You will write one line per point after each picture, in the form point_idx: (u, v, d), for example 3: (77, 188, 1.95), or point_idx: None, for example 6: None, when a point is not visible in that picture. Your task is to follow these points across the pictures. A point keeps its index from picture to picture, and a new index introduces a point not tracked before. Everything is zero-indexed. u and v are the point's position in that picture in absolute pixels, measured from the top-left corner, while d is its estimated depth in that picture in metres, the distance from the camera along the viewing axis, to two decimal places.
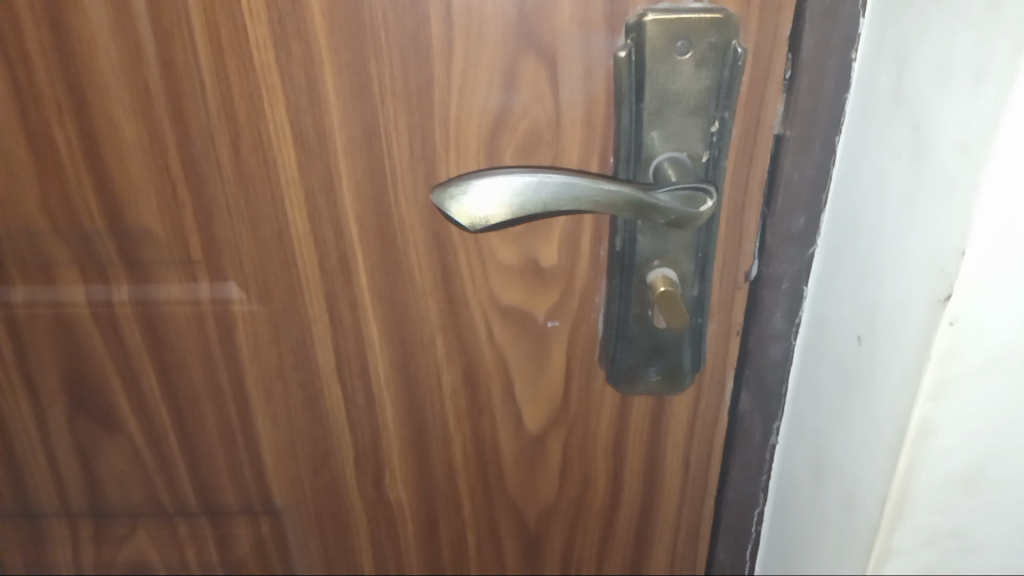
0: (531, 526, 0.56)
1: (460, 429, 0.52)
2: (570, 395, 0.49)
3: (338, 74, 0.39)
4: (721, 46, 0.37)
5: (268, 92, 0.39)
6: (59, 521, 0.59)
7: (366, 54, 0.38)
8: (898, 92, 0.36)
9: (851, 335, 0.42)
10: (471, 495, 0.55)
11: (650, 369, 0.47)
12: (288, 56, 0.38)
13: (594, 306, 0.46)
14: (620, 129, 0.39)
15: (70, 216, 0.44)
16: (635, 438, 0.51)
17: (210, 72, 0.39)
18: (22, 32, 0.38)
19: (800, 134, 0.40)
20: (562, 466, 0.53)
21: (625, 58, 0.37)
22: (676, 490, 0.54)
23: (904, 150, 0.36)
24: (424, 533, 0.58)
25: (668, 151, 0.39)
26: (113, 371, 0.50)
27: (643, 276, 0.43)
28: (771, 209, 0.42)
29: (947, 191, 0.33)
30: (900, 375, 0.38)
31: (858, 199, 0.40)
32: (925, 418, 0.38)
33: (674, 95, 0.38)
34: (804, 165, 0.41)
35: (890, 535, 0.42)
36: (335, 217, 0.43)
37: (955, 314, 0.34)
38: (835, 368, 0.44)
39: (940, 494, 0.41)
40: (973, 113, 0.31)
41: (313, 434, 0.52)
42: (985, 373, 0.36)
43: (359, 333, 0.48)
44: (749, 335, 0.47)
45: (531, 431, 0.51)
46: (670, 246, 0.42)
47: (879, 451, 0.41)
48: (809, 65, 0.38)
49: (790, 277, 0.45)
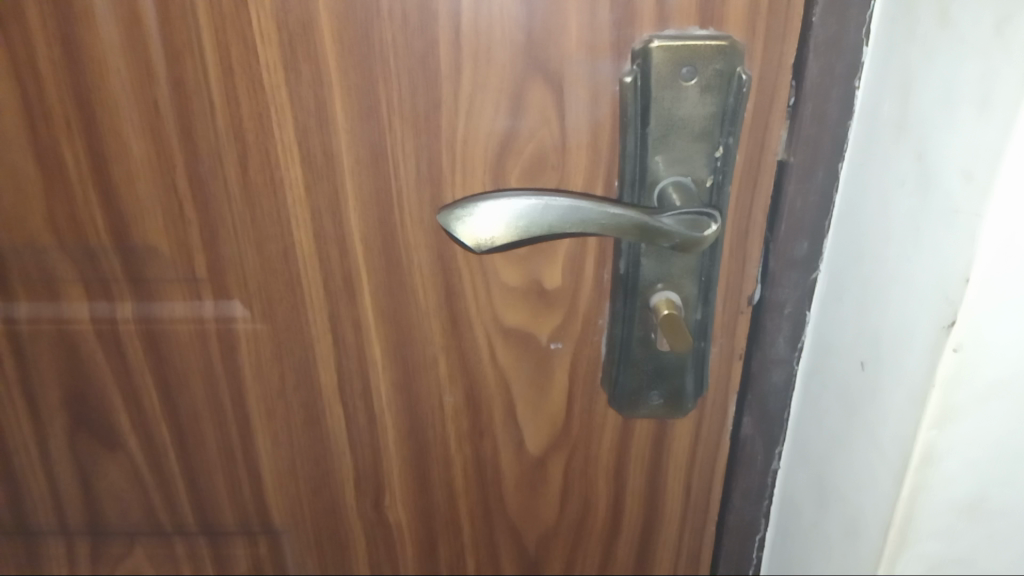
0: (531, 549, 0.56)
1: (461, 450, 0.52)
2: (572, 417, 0.49)
3: (347, 95, 0.39)
4: (726, 72, 0.38)
5: (276, 112, 0.40)
6: (56, 539, 0.59)
7: (375, 76, 0.39)
8: (902, 119, 0.36)
9: (855, 361, 0.42)
10: (471, 517, 0.55)
11: (652, 392, 0.47)
12: (297, 76, 0.39)
13: (597, 328, 0.46)
14: (625, 153, 0.40)
15: (77, 233, 0.44)
16: (636, 462, 0.51)
17: (219, 92, 0.39)
18: (34, 49, 0.39)
19: (803, 160, 0.40)
20: (563, 489, 0.53)
21: (631, 83, 0.38)
22: (676, 515, 0.54)
23: (909, 178, 0.36)
24: (422, 554, 0.57)
25: (672, 175, 0.39)
26: (114, 388, 0.49)
27: (647, 298, 0.43)
28: (774, 233, 0.43)
29: (951, 218, 0.34)
30: (904, 401, 0.38)
31: (862, 225, 0.40)
32: (929, 444, 0.38)
33: (679, 120, 0.38)
34: (808, 191, 0.41)
35: (893, 561, 0.42)
36: (341, 237, 0.43)
37: (959, 341, 0.35)
38: (838, 394, 0.44)
39: (944, 521, 0.41)
40: (978, 140, 0.32)
41: (313, 453, 0.52)
42: (990, 400, 0.37)
43: (363, 353, 0.48)
44: (751, 360, 0.47)
45: (532, 454, 0.51)
46: (673, 269, 0.42)
47: (882, 476, 0.41)
48: (813, 92, 0.39)
49: (793, 302, 0.45)
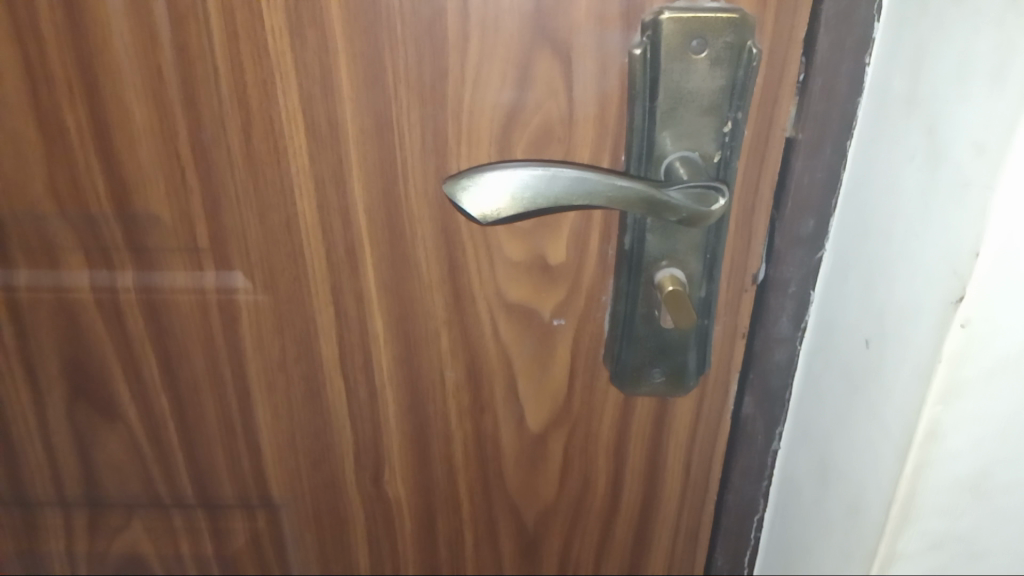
0: (530, 527, 0.56)
1: (461, 426, 0.52)
2: (573, 394, 0.49)
3: (353, 63, 0.39)
4: (736, 46, 0.37)
5: (281, 80, 0.39)
6: (54, 510, 0.58)
7: (381, 44, 0.38)
8: (912, 95, 0.36)
9: (859, 339, 0.42)
10: (470, 494, 0.55)
11: (655, 370, 0.47)
12: (302, 44, 0.38)
13: (600, 304, 0.46)
14: (632, 127, 0.39)
15: (78, 200, 0.44)
16: (637, 441, 0.51)
17: (224, 58, 0.39)
18: (36, 13, 0.38)
19: (811, 137, 0.40)
20: (563, 466, 0.53)
21: (641, 55, 0.37)
22: (676, 493, 0.54)
23: (919, 153, 0.36)
24: (421, 531, 0.57)
25: (679, 150, 0.39)
26: (114, 358, 0.49)
27: (651, 275, 0.43)
28: (780, 211, 0.42)
29: (961, 193, 0.33)
30: (909, 378, 0.38)
31: (869, 202, 0.40)
32: (934, 420, 0.38)
33: (688, 94, 0.38)
34: (815, 168, 0.41)
35: (895, 538, 0.42)
36: (344, 208, 0.43)
37: (967, 316, 0.34)
38: (841, 372, 0.44)
39: (947, 499, 0.41)
40: (990, 113, 0.31)
41: (313, 427, 0.52)
42: (996, 377, 0.36)
43: (364, 327, 0.48)
44: (754, 339, 0.47)
45: (532, 431, 0.51)
46: (678, 246, 0.42)
47: (885, 453, 0.41)
48: (822, 68, 0.38)
49: (797, 281, 0.45)
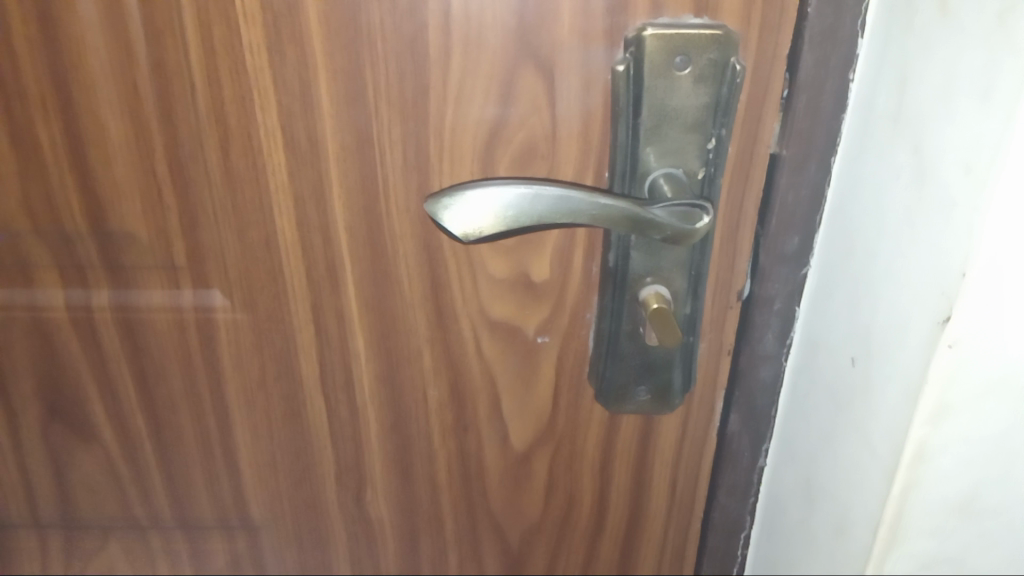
0: (515, 546, 0.55)
1: (445, 445, 0.51)
2: (558, 412, 0.49)
3: (333, 79, 0.38)
4: (720, 63, 0.37)
5: (260, 96, 0.39)
6: (28, 533, 0.57)
7: (362, 60, 0.38)
8: (898, 113, 0.36)
9: (846, 357, 0.42)
10: (454, 513, 0.54)
11: (640, 388, 0.46)
12: (281, 59, 0.38)
13: (584, 322, 0.45)
14: (616, 144, 0.39)
15: (52, 217, 0.43)
16: (622, 458, 0.51)
17: (202, 74, 0.38)
18: (9, 27, 0.37)
19: (796, 154, 0.40)
20: (548, 484, 0.52)
21: (624, 72, 0.37)
22: (662, 511, 0.53)
23: (905, 172, 0.36)
24: (404, 551, 0.57)
25: (663, 167, 0.39)
26: (89, 378, 0.48)
27: (635, 292, 0.42)
28: (765, 228, 0.42)
29: (948, 212, 0.33)
30: (896, 397, 0.37)
31: (855, 220, 0.40)
32: (922, 441, 0.37)
33: (672, 110, 0.37)
34: (800, 185, 0.41)
35: (883, 560, 0.42)
36: (324, 225, 0.42)
37: (954, 337, 0.34)
38: (827, 389, 0.44)
39: (936, 519, 0.40)
40: (977, 133, 0.31)
41: (294, 446, 0.51)
42: (985, 398, 0.36)
43: (345, 345, 0.47)
44: (739, 355, 0.46)
45: (517, 449, 0.50)
46: (663, 263, 0.42)
47: (872, 473, 0.40)
48: (807, 84, 0.38)
49: (783, 298, 0.44)
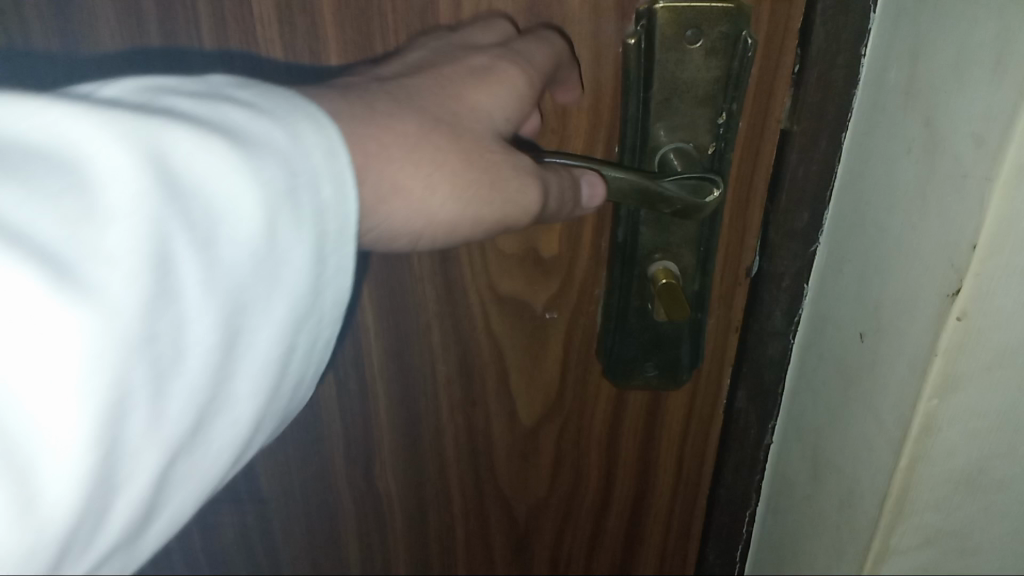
0: (522, 521, 0.56)
1: (453, 420, 0.51)
2: (565, 388, 0.49)
3: (343, 52, 0.38)
4: (731, 36, 0.37)
5: (270, 68, 0.39)
6: None
7: (373, 33, 0.38)
8: (910, 86, 0.36)
9: (854, 332, 0.42)
10: (462, 488, 0.55)
11: (648, 364, 0.47)
12: (292, 31, 0.38)
13: (592, 298, 0.45)
14: (626, 119, 0.39)
15: None
16: (629, 433, 0.51)
17: (213, 45, 0.38)
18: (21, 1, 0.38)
19: (807, 129, 0.39)
20: (555, 460, 0.52)
21: (636, 45, 0.37)
22: (668, 487, 0.54)
23: (916, 145, 0.36)
24: (412, 524, 0.57)
25: (674, 143, 0.39)
26: None
27: (644, 268, 0.43)
28: (775, 203, 0.41)
29: (960, 185, 0.33)
30: (904, 371, 0.37)
31: (865, 195, 0.40)
32: (929, 415, 0.37)
33: (683, 84, 0.38)
34: (811, 160, 0.40)
35: (889, 534, 0.42)
36: None
37: (964, 309, 0.34)
38: (836, 365, 0.44)
39: (942, 493, 0.40)
40: (990, 104, 0.31)
41: (304, 420, 0.52)
42: (994, 372, 0.36)
43: (354, 317, 0.47)
44: (748, 331, 0.46)
45: (525, 424, 0.51)
46: (672, 239, 0.42)
47: (879, 447, 0.40)
48: (818, 58, 0.37)
49: (791, 275, 0.43)
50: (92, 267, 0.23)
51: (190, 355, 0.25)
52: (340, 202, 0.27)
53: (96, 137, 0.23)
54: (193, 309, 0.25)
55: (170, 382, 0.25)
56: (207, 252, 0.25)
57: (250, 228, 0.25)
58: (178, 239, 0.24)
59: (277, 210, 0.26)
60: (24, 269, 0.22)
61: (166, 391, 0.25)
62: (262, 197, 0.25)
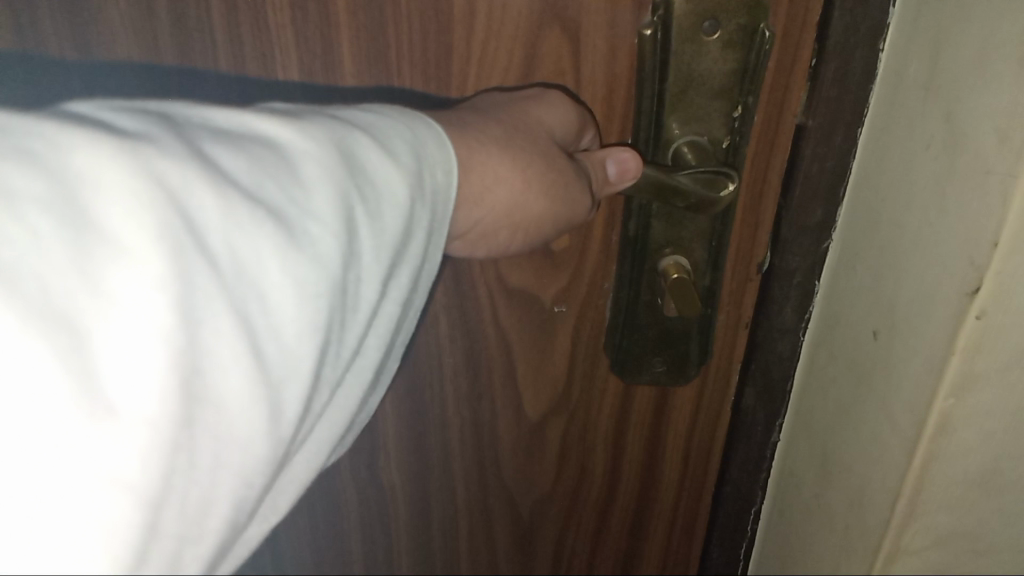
0: (526, 516, 0.55)
1: (459, 413, 0.51)
2: (573, 382, 0.49)
3: (355, 37, 0.38)
4: (749, 27, 0.36)
5: (280, 53, 0.38)
6: None
7: (385, 18, 0.37)
8: (929, 80, 0.34)
9: (867, 329, 0.41)
10: (466, 481, 0.54)
11: (656, 359, 0.47)
12: (303, 16, 0.37)
13: (602, 292, 0.45)
14: (640, 112, 0.39)
15: None
16: (636, 427, 0.51)
17: (223, 31, 0.38)
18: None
19: (823, 124, 0.38)
20: (561, 454, 0.52)
21: (652, 36, 0.37)
22: (674, 481, 0.53)
23: (935, 140, 0.34)
24: (415, 517, 0.57)
25: (688, 136, 0.39)
26: None
27: (655, 263, 0.43)
28: (788, 198, 0.41)
29: (981, 182, 0.32)
30: (920, 369, 0.37)
31: (879, 191, 0.39)
32: (944, 413, 0.37)
33: (699, 77, 0.37)
34: (825, 156, 0.39)
35: (899, 533, 0.41)
36: None
37: (982, 307, 0.33)
38: (847, 364, 0.43)
39: (957, 493, 0.40)
40: (1014, 100, 0.30)
41: None
42: (1011, 371, 0.35)
43: None
44: (757, 328, 0.46)
45: (530, 418, 0.50)
46: (684, 234, 0.42)
47: (892, 446, 0.40)
48: (836, 52, 0.36)
49: (802, 271, 0.43)
50: (306, 227, 0.24)
51: (361, 317, 0.27)
52: (451, 203, 0.30)
53: (285, 128, 0.25)
54: (371, 276, 0.27)
55: (343, 337, 0.27)
56: (382, 227, 0.26)
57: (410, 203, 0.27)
58: (358, 209, 0.26)
59: (423, 196, 0.28)
60: (255, 223, 0.23)
61: (341, 339, 0.26)
62: (414, 184, 0.27)
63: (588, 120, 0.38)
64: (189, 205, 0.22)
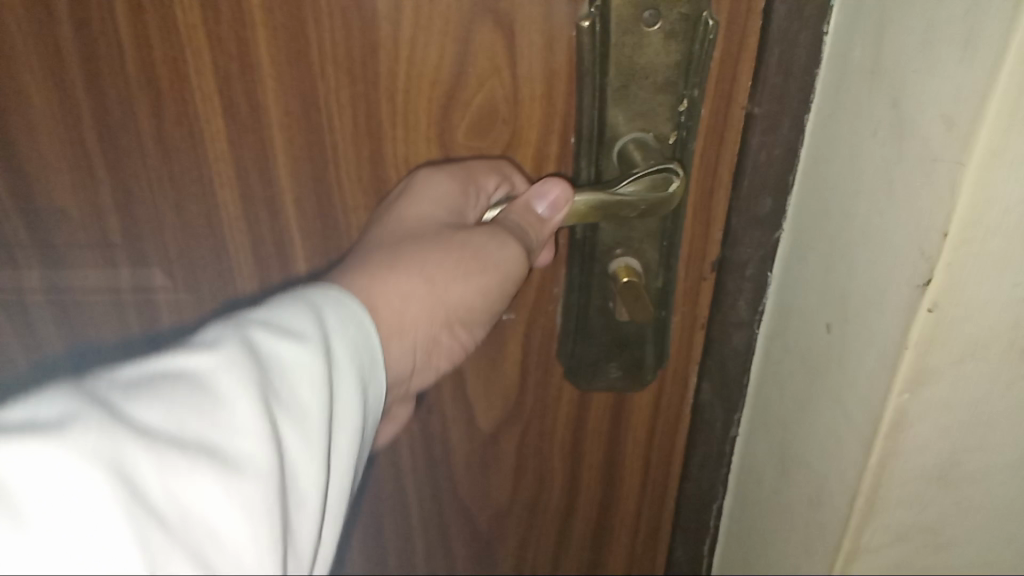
0: (484, 530, 0.53)
1: (408, 428, 0.49)
2: (526, 391, 0.47)
3: (274, 37, 0.35)
4: (692, 16, 0.35)
5: (194, 56, 0.36)
6: None
7: (305, 15, 0.35)
8: (875, 65, 0.33)
9: (821, 324, 0.39)
10: (420, 498, 0.52)
11: (611, 365, 0.45)
12: (216, 15, 0.35)
13: (551, 296, 0.43)
14: (581, 108, 0.37)
15: None
16: (593, 434, 0.49)
17: (129, 34, 0.35)
18: None
19: (770, 112, 0.37)
20: (517, 466, 0.50)
21: (590, 27, 0.35)
22: (636, 488, 0.52)
23: (882, 126, 0.33)
24: (369, 537, 0.54)
25: (632, 132, 0.37)
26: None
27: (605, 265, 0.41)
28: (738, 191, 0.39)
29: (929, 170, 0.30)
30: (874, 363, 0.35)
31: (828, 180, 0.37)
32: (900, 410, 0.35)
33: (641, 69, 0.36)
34: (773, 144, 0.38)
35: (858, 532, 0.40)
36: (270, 192, 0.40)
37: (934, 300, 0.31)
38: (802, 359, 0.41)
39: (914, 487, 0.38)
40: (959, 83, 0.28)
41: None
42: (964, 361, 0.33)
43: None
44: (711, 324, 0.44)
45: (483, 430, 0.48)
46: (633, 234, 0.40)
47: (850, 443, 0.38)
48: (778, 39, 0.35)
49: (754, 262, 0.42)
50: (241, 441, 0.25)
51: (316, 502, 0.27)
52: (376, 361, 0.31)
53: (195, 355, 0.26)
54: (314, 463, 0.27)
55: (293, 531, 0.26)
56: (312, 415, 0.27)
57: (325, 375, 0.28)
58: (281, 413, 0.26)
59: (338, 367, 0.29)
60: (189, 460, 0.23)
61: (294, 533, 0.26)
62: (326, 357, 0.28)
63: (479, 169, 0.38)
64: (126, 463, 0.22)
